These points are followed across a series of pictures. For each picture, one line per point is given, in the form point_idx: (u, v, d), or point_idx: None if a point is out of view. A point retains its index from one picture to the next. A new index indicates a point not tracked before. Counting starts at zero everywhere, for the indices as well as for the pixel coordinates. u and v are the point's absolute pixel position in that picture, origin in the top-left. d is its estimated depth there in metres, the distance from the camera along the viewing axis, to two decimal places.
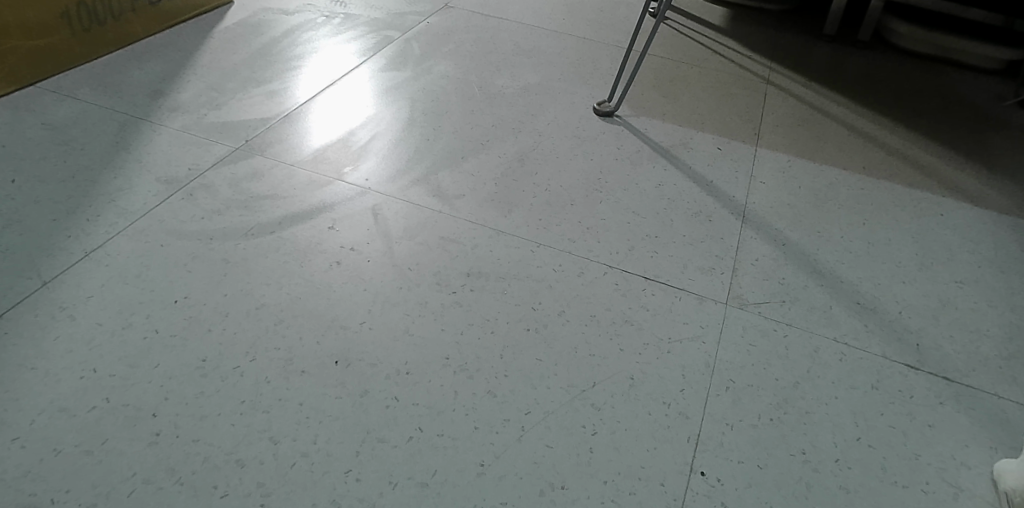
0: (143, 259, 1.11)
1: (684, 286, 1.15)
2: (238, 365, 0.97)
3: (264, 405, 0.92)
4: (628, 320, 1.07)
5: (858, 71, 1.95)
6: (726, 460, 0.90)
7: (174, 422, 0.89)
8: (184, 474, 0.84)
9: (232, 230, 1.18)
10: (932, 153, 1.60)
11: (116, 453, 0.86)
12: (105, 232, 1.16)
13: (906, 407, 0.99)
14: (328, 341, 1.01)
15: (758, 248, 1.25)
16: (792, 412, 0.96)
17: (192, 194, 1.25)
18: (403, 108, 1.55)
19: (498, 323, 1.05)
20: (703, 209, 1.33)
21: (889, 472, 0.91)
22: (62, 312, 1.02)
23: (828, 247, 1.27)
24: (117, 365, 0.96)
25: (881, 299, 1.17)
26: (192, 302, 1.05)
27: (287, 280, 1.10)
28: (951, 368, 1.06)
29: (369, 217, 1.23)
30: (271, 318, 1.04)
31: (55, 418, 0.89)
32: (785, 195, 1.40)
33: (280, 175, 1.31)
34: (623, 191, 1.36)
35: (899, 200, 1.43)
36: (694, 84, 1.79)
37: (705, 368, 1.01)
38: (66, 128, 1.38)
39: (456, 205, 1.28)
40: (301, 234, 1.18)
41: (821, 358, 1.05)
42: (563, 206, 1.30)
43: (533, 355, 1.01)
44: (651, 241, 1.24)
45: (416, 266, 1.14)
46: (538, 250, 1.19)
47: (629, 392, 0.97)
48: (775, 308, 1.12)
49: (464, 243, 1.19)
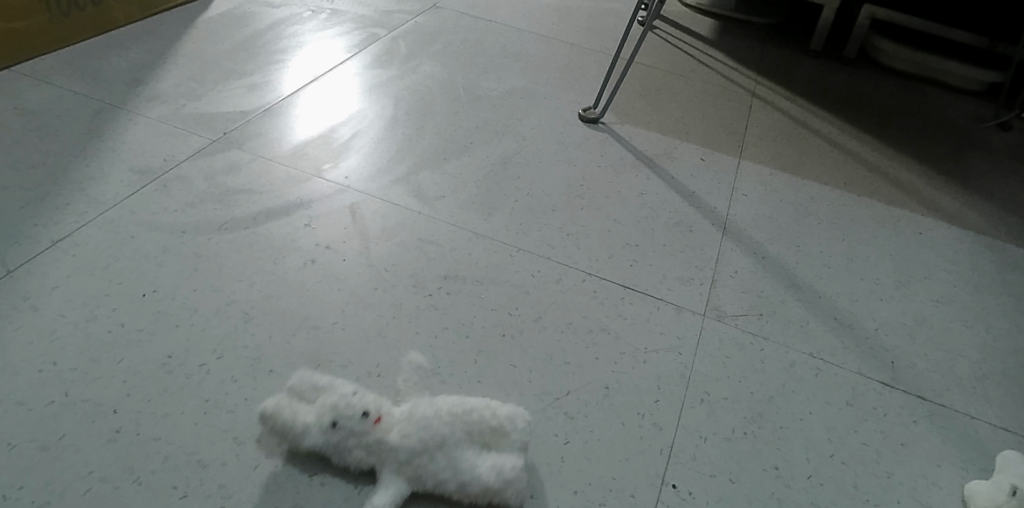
0: (111, 251, 1.08)
1: (663, 296, 1.14)
2: (205, 362, 0.94)
3: (229, 404, 0.90)
4: (605, 329, 1.06)
5: (843, 88, 1.96)
6: (698, 473, 0.88)
7: (136, 419, 0.87)
8: (143, 473, 0.82)
9: (206, 223, 1.16)
10: (912, 172, 1.61)
11: (74, 449, 0.83)
12: (72, 221, 1.13)
13: (879, 424, 0.99)
14: (299, 341, 0.99)
15: (737, 261, 1.25)
16: (767, 426, 0.95)
17: (165, 186, 1.22)
18: (386, 107, 1.53)
19: (473, 328, 1.04)
20: (684, 219, 1.33)
21: (861, 490, 0.90)
22: (24, 302, 0.99)
23: (807, 263, 1.27)
24: (78, 358, 0.93)
25: (858, 316, 1.17)
26: (161, 296, 1.02)
27: (259, 276, 1.07)
28: (924, 387, 1.06)
29: (347, 216, 1.20)
30: (241, 316, 1.01)
31: (11, 412, 0.86)
32: (765, 208, 1.40)
33: (413, 412, 0.83)
34: (605, 199, 1.35)
35: (879, 218, 1.44)
36: (680, 94, 1.80)
37: (681, 379, 1.00)
38: (39, 114, 1.34)
39: (437, 207, 1.26)
40: (276, 230, 1.16)
41: (796, 373, 1.04)
42: (543, 211, 1.29)
43: (507, 361, 0.99)
44: (631, 249, 1.23)
45: (393, 267, 1.12)
46: (517, 255, 1.18)
47: (603, 402, 0.95)
48: (752, 322, 1.12)
49: (442, 245, 1.17)
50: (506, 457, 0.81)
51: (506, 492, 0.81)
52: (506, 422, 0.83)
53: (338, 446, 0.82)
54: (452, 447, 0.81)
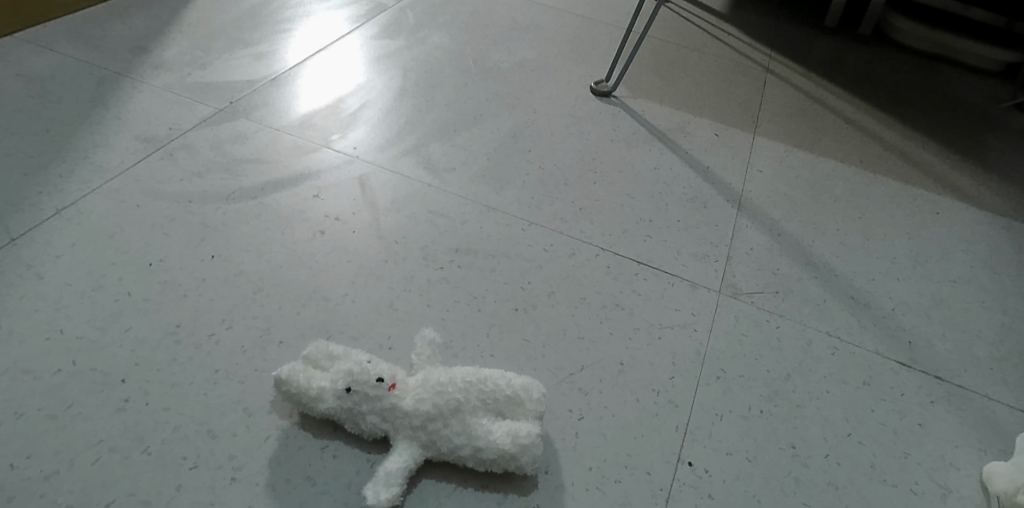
0: (116, 219, 1.06)
1: (677, 272, 1.12)
2: (214, 332, 0.93)
3: (239, 375, 0.88)
4: (619, 304, 1.05)
5: (858, 65, 1.93)
6: (714, 451, 0.87)
7: (144, 389, 0.85)
8: (152, 443, 0.81)
9: (212, 192, 1.14)
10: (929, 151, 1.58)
11: (82, 418, 0.82)
12: (77, 189, 1.10)
13: (896, 405, 0.97)
14: (309, 312, 0.97)
15: (753, 238, 1.23)
16: (783, 404, 0.94)
17: (171, 154, 1.20)
18: (395, 78, 1.50)
19: (485, 302, 1.02)
20: (698, 195, 1.30)
21: (878, 470, 0.88)
22: (29, 270, 0.97)
23: (824, 241, 1.25)
24: (85, 327, 0.91)
25: (875, 295, 1.15)
26: (168, 266, 1.01)
27: (267, 247, 1.06)
28: (942, 367, 1.04)
29: (356, 187, 1.18)
30: (250, 287, 0.99)
31: (17, 381, 0.84)
32: (781, 186, 1.38)
33: (429, 379, 0.81)
34: (618, 174, 1.32)
35: (895, 197, 1.41)
36: (694, 69, 1.76)
37: (696, 356, 0.98)
38: (42, 81, 1.31)
39: (447, 179, 1.23)
40: (284, 201, 1.14)
41: (813, 352, 1.03)
42: (556, 186, 1.26)
43: (520, 335, 0.98)
44: (644, 225, 1.21)
45: (403, 239, 1.10)
46: (529, 229, 1.16)
47: (618, 378, 0.94)
48: (768, 299, 1.10)
49: (453, 218, 1.15)
50: (522, 424, 0.79)
51: (522, 459, 0.78)
52: (522, 392, 0.80)
53: (351, 411, 0.80)
54: (468, 414, 0.78)
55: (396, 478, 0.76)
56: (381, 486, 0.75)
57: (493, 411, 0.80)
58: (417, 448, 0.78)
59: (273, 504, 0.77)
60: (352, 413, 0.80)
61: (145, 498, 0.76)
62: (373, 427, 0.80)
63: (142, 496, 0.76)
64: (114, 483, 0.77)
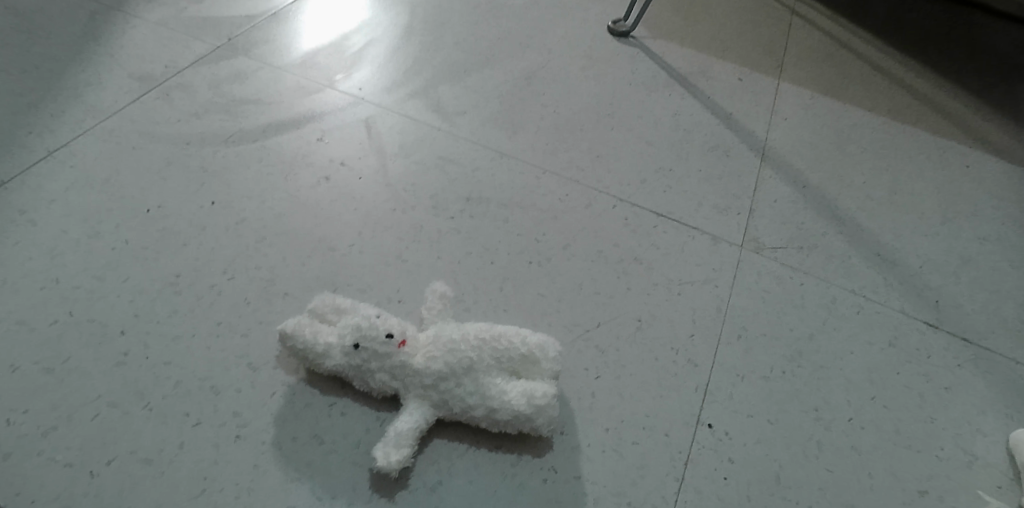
0: (111, 162, 1.01)
1: (698, 225, 1.07)
2: (215, 283, 0.89)
3: (242, 328, 0.85)
4: (637, 258, 1.00)
5: (887, 8, 1.82)
6: (735, 413, 0.84)
7: (144, 342, 0.82)
8: (153, 399, 0.78)
9: (212, 134, 1.08)
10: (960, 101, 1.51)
11: (80, 372, 0.79)
12: (70, 130, 1.05)
13: (923, 367, 0.94)
14: (314, 263, 0.93)
15: (777, 190, 1.17)
16: (806, 365, 0.91)
17: (168, 94, 1.14)
18: (402, 14, 1.41)
19: (498, 254, 0.98)
20: (721, 143, 1.24)
21: (903, 435, 0.86)
22: (22, 216, 0.93)
23: (850, 194, 1.20)
24: (81, 276, 0.88)
25: (902, 252, 1.10)
26: (166, 213, 0.96)
27: (269, 194, 1.01)
28: (969, 329, 1.00)
29: (362, 131, 1.12)
30: (252, 235, 0.95)
31: (13, 332, 0.81)
32: (806, 135, 1.31)
33: (440, 335, 0.77)
34: (637, 120, 1.26)
35: (923, 149, 1.35)
36: (717, 9, 1.66)
37: (717, 313, 0.95)
38: (30, 14, 1.24)
39: (458, 123, 1.17)
40: (287, 144, 1.08)
41: (837, 310, 0.99)
42: (571, 131, 1.20)
43: (535, 289, 0.94)
44: (664, 174, 1.15)
45: (412, 186, 1.05)
46: (544, 177, 1.10)
47: (636, 335, 0.90)
48: (792, 255, 1.05)
49: (465, 165, 1.10)
50: (538, 384, 0.75)
51: (537, 421, 0.75)
52: (537, 350, 0.75)
53: (359, 368, 0.77)
54: (481, 373, 0.75)
55: (407, 440, 0.73)
56: (391, 447, 0.72)
57: (508, 370, 0.76)
58: (428, 408, 0.76)
59: (280, 463, 0.75)
60: (360, 371, 0.77)
61: (147, 456, 0.74)
62: (382, 385, 0.77)
63: (144, 454, 0.74)
64: (114, 441, 0.75)
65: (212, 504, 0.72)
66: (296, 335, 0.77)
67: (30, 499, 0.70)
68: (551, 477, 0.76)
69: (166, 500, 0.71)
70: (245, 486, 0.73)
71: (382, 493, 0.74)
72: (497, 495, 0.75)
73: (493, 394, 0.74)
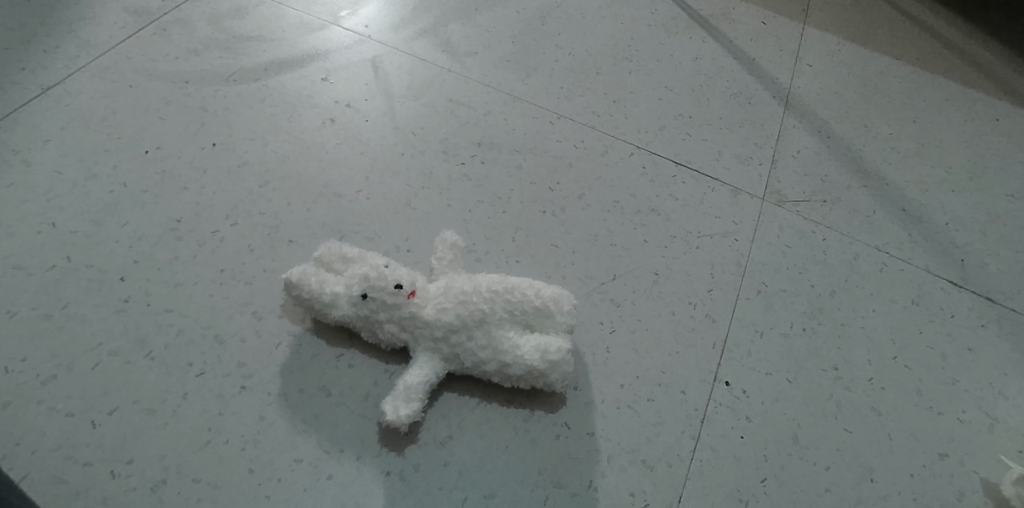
0: (107, 101, 0.97)
1: (718, 176, 1.03)
2: (218, 229, 0.86)
3: (246, 276, 0.82)
4: (655, 209, 0.97)
5: None
6: (753, 370, 0.83)
7: (145, 289, 0.80)
8: (156, 348, 0.76)
9: (211, 73, 1.03)
10: (1004, 29, 1.35)
11: (80, 320, 0.77)
12: (63, 67, 1.00)
13: (946, 326, 0.90)
14: (319, 209, 0.89)
15: (800, 139, 1.11)
16: (827, 322, 0.88)
17: (164, 29, 1.07)
18: None
19: (510, 203, 0.94)
20: (743, 89, 1.17)
21: (924, 397, 0.84)
22: (16, 157, 0.89)
23: (875, 146, 1.12)
24: (79, 220, 0.85)
25: (928, 208, 1.04)
26: (165, 155, 0.92)
27: (273, 136, 0.96)
28: (995, 289, 0.95)
29: (368, 71, 1.07)
30: (255, 179, 0.91)
31: (10, 277, 0.79)
32: (830, 83, 1.21)
33: (451, 286, 0.74)
34: (656, 63, 1.19)
35: (954, 100, 1.21)
36: None
37: (736, 268, 0.91)
38: None
39: (468, 64, 1.11)
40: (291, 84, 1.03)
41: (860, 267, 0.95)
42: (587, 75, 1.14)
43: (548, 240, 0.91)
44: (684, 121, 1.10)
45: (420, 130, 1.00)
46: (558, 122, 1.05)
47: (652, 289, 0.88)
48: (815, 209, 1.01)
49: (476, 109, 1.05)
50: (552, 339, 0.72)
51: (550, 376, 0.73)
52: (552, 303, 0.72)
53: (368, 319, 0.74)
54: (493, 326, 0.72)
55: (417, 394, 0.71)
56: (401, 401, 0.71)
57: (521, 324, 0.73)
58: (438, 362, 0.73)
59: (286, 415, 0.73)
60: (369, 322, 0.74)
61: (150, 406, 0.72)
62: (391, 337, 0.75)
63: (147, 404, 0.73)
64: (116, 390, 0.73)
65: (218, 455, 0.70)
66: (301, 285, 0.74)
67: (32, 448, 0.69)
68: (563, 433, 0.75)
69: (171, 451, 0.70)
70: (251, 438, 0.72)
71: (391, 446, 0.72)
72: (508, 451, 0.73)
73: (505, 348, 0.72)
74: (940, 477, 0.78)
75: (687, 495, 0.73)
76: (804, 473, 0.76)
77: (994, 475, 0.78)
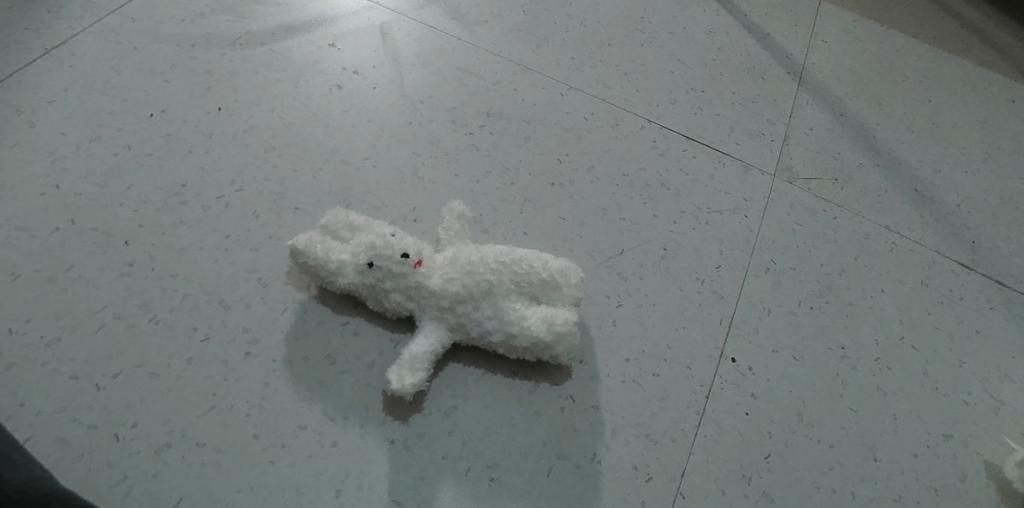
0: (112, 63, 0.95)
1: (730, 151, 1.01)
2: (223, 194, 0.85)
3: (251, 242, 0.82)
4: (664, 184, 0.95)
5: None
6: (759, 347, 0.82)
7: (148, 253, 0.80)
8: (160, 312, 0.76)
9: (218, 36, 1.01)
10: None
11: (83, 283, 0.77)
12: (68, 27, 0.98)
13: (955, 309, 0.89)
14: (325, 177, 0.88)
15: (813, 116, 1.09)
16: (835, 301, 0.88)
17: None
18: None
19: (518, 175, 0.93)
20: (757, 64, 1.15)
21: (930, 378, 0.83)
22: (20, 117, 0.88)
23: (889, 125, 1.10)
24: (84, 183, 0.84)
25: (940, 189, 1.02)
26: (170, 118, 0.91)
27: (279, 101, 0.95)
28: (1006, 272, 0.94)
29: (377, 37, 1.05)
30: (261, 145, 0.90)
31: (13, 239, 0.79)
32: (846, 60, 1.19)
33: (458, 256, 0.73)
34: (669, 35, 1.17)
35: (972, 80, 1.19)
36: None
37: (745, 245, 0.91)
38: None
39: (478, 33, 1.09)
40: (297, 49, 1.02)
41: (870, 247, 0.94)
42: (598, 46, 1.12)
43: (556, 213, 0.90)
44: (696, 95, 1.08)
45: (429, 99, 0.99)
46: (569, 94, 1.04)
47: (660, 264, 0.87)
48: (826, 187, 1.00)
49: (485, 79, 1.03)
50: (559, 311, 0.72)
51: (556, 349, 0.72)
52: (559, 275, 0.72)
53: (374, 288, 0.73)
54: (499, 297, 0.71)
55: (422, 363, 0.71)
56: (406, 370, 0.70)
57: (528, 296, 0.72)
58: (444, 331, 0.73)
59: (291, 381, 0.73)
60: (375, 290, 0.74)
61: (154, 370, 0.72)
62: (397, 306, 0.74)
63: (151, 369, 0.72)
64: (120, 354, 0.73)
65: (222, 420, 0.71)
66: (307, 253, 0.73)
67: (36, 409, 0.69)
68: (568, 406, 0.75)
69: (175, 415, 0.70)
70: (256, 404, 0.72)
71: (396, 415, 0.73)
72: (512, 423, 0.73)
73: (511, 320, 0.71)
74: (943, 457, 0.78)
75: (689, 470, 0.73)
76: (807, 451, 0.76)
77: (997, 458, 0.78)
